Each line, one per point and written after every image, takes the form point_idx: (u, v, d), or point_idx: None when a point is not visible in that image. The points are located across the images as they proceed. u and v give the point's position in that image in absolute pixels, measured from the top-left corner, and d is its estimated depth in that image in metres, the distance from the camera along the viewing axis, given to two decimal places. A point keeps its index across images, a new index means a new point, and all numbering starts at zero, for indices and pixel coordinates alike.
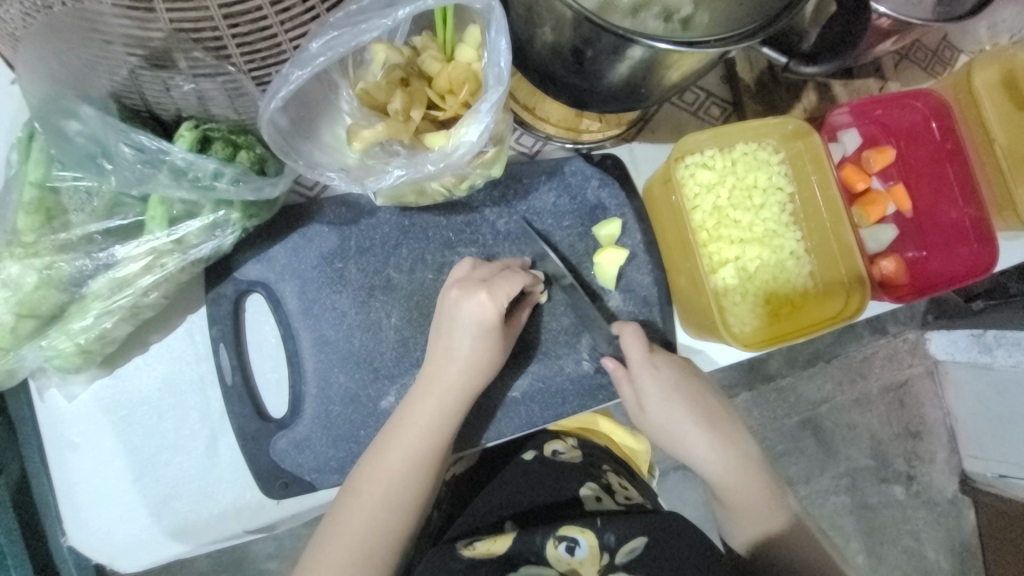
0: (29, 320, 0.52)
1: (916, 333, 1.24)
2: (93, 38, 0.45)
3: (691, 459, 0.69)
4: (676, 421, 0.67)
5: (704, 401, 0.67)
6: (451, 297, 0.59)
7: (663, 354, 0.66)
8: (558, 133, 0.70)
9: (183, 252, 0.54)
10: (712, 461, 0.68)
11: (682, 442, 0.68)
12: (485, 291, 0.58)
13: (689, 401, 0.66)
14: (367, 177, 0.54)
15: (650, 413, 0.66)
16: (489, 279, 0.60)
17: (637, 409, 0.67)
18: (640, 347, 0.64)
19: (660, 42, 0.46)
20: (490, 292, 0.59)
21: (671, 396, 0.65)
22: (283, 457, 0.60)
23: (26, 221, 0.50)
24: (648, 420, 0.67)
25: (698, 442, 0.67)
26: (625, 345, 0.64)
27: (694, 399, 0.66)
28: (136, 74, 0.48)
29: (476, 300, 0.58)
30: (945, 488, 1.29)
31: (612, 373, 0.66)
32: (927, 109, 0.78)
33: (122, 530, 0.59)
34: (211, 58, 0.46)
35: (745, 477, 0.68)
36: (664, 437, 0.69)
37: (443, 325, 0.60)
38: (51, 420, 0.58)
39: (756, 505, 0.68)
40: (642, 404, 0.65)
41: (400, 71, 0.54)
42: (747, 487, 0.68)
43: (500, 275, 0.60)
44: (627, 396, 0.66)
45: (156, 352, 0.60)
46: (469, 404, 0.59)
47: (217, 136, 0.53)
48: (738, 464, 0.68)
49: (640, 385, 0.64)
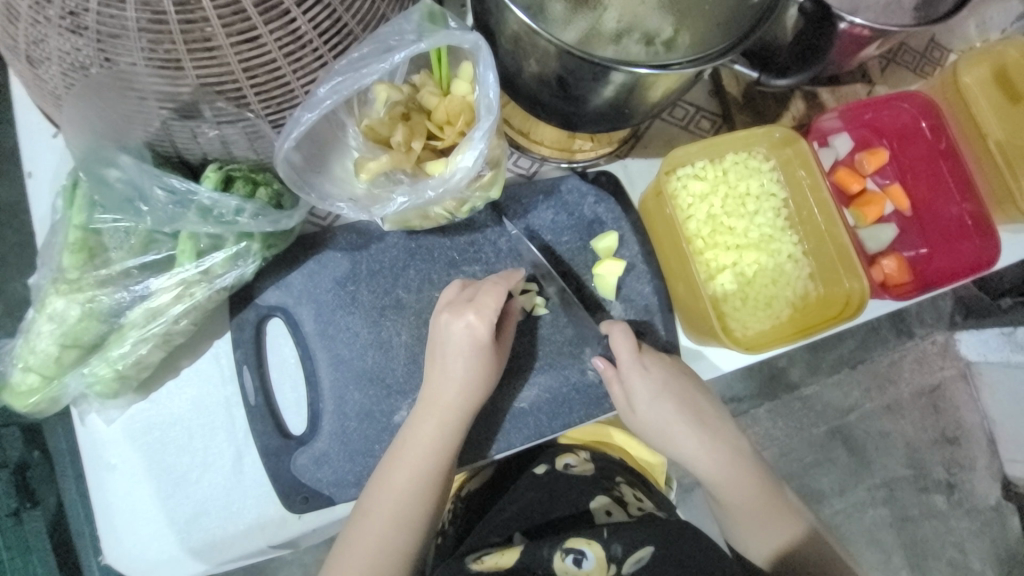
0: (72, 350, 0.57)
1: (945, 335, 1.21)
2: (128, 95, 0.51)
3: (684, 456, 0.69)
4: (673, 425, 0.68)
5: (696, 402, 0.68)
6: (442, 321, 0.62)
7: (652, 354, 0.67)
8: (553, 154, 0.74)
9: (209, 282, 0.59)
10: (706, 462, 0.68)
11: (675, 444, 0.69)
12: (471, 312, 0.61)
13: (679, 399, 0.67)
14: (374, 205, 0.59)
15: (641, 412, 0.67)
16: (475, 299, 0.62)
17: (627, 409, 0.68)
18: (629, 347, 0.65)
19: (638, 67, 0.50)
20: (477, 312, 0.62)
21: (661, 395, 0.66)
22: (303, 472, 0.63)
23: (71, 260, 0.56)
24: (640, 419, 0.68)
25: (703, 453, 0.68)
26: (614, 346, 0.66)
27: (687, 401, 0.67)
28: (167, 124, 0.54)
29: (464, 321, 0.61)
30: (988, 495, 1.23)
31: (602, 373, 0.68)
32: (915, 110, 0.80)
33: (155, 547, 0.62)
34: (232, 107, 0.51)
35: (742, 477, 0.68)
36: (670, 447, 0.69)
37: (440, 347, 0.63)
38: (90, 443, 0.62)
39: (763, 513, 0.67)
40: (634, 403, 0.66)
41: (401, 107, 0.59)
42: (744, 487, 0.68)
43: (484, 290, 0.63)
44: (617, 395, 0.68)
45: (186, 376, 0.64)
46: (466, 414, 0.62)
47: (239, 175, 0.58)
48: (731, 463, 0.68)
49: (629, 383, 0.66)
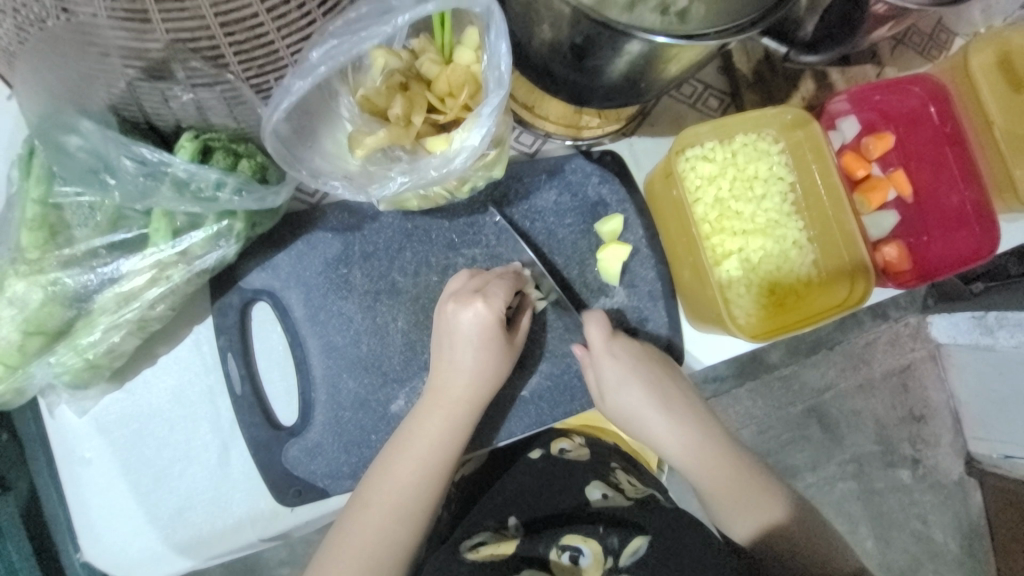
0: (35, 337, 0.51)
1: (917, 318, 1.24)
2: (90, 50, 0.45)
3: (658, 442, 0.68)
4: (644, 408, 0.66)
5: (665, 386, 0.67)
6: (446, 311, 0.60)
7: (626, 340, 0.66)
8: (559, 131, 0.69)
9: (188, 264, 0.54)
10: (681, 449, 0.67)
11: (650, 426, 0.68)
12: (479, 301, 0.59)
13: (651, 385, 0.66)
14: (370, 185, 0.54)
15: (610, 402, 0.66)
16: (482, 288, 0.60)
17: (599, 394, 0.67)
18: (601, 333, 0.65)
19: (655, 35, 0.46)
20: (485, 301, 0.60)
21: (629, 380, 0.65)
22: (296, 464, 0.60)
23: (30, 239, 0.50)
24: (612, 408, 0.67)
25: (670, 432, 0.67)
26: (587, 332, 0.65)
27: (662, 389, 0.66)
28: (134, 85, 0.48)
29: (471, 310, 0.59)
30: (951, 470, 1.29)
31: (578, 360, 0.67)
32: (925, 94, 0.78)
33: (137, 544, 0.58)
34: (209, 68, 0.46)
35: (717, 464, 0.67)
36: (638, 428, 0.68)
37: (443, 338, 0.60)
38: (62, 437, 0.58)
39: (738, 491, 0.66)
40: (604, 392, 0.66)
41: (400, 76, 0.54)
42: (718, 473, 0.66)
43: (493, 279, 0.61)
44: (590, 381, 0.67)
45: (165, 364, 0.59)
46: (465, 404, 0.59)
47: (218, 146, 0.52)
48: (705, 448, 0.67)
49: (602, 369, 0.65)
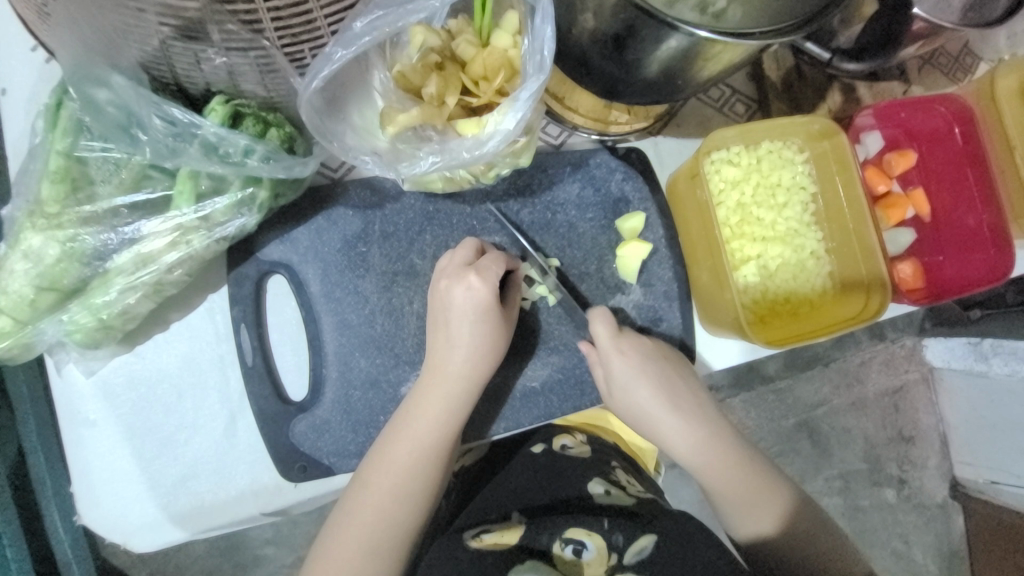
0: (49, 293, 0.51)
1: (913, 340, 1.25)
2: (125, 5, 0.42)
3: (667, 442, 0.67)
4: (654, 411, 0.66)
5: (674, 383, 0.65)
6: (439, 288, 0.59)
7: (631, 337, 0.65)
8: (586, 123, 0.69)
9: (208, 230, 0.53)
10: (692, 448, 0.66)
11: (660, 427, 0.66)
12: (473, 275, 0.59)
13: (662, 384, 0.65)
14: (399, 161, 0.54)
15: (618, 398, 0.65)
16: (475, 262, 0.60)
17: (608, 393, 0.66)
18: (607, 329, 0.64)
19: (699, 29, 0.46)
20: (479, 275, 0.59)
21: (638, 378, 0.64)
22: (302, 440, 0.59)
23: (51, 192, 0.49)
24: (618, 404, 0.66)
25: (680, 433, 0.66)
26: (593, 329, 0.64)
27: (674, 384, 0.65)
28: (167, 44, 0.46)
29: (465, 285, 0.59)
30: (936, 493, 1.30)
31: (585, 357, 0.66)
32: (950, 114, 0.78)
33: (136, 510, 0.58)
34: (245, 32, 0.44)
35: (726, 461, 0.65)
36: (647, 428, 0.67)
37: (438, 317, 0.59)
38: (67, 397, 0.57)
39: (747, 493, 0.65)
40: (611, 388, 0.65)
41: (436, 56, 0.53)
42: (729, 468, 0.65)
43: (488, 254, 0.61)
44: (598, 380, 0.66)
45: (176, 330, 0.59)
46: (467, 388, 0.58)
47: (248, 112, 0.52)
48: (713, 447, 0.66)
49: (608, 366, 0.64)
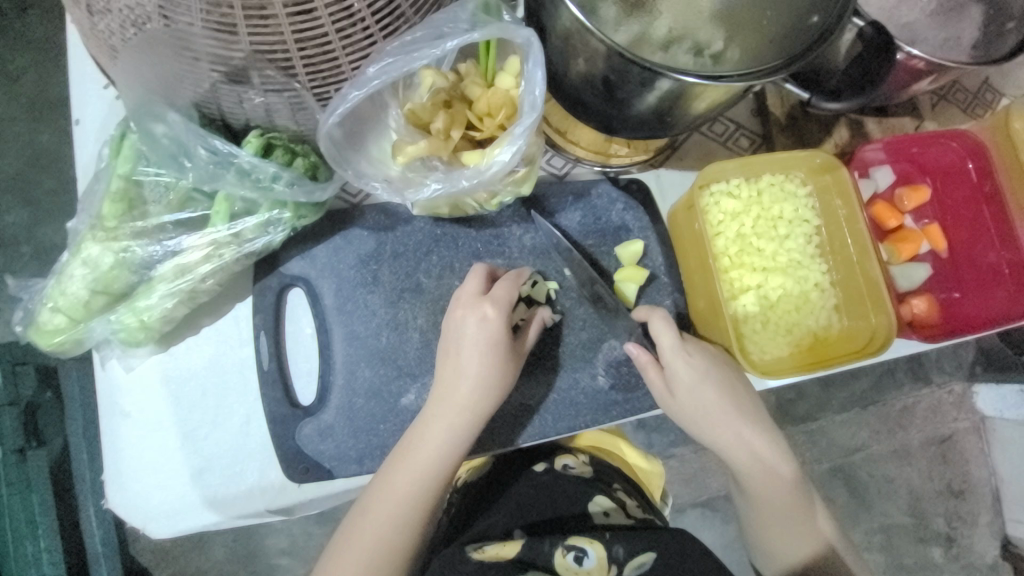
0: (102, 296, 0.58)
1: (961, 385, 1.18)
2: (184, 54, 0.51)
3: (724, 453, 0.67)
4: (720, 421, 0.65)
5: (739, 393, 0.66)
6: (456, 316, 0.62)
7: (695, 342, 0.66)
8: (588, 156, 0.73)
9: (239, 245, 0.60)
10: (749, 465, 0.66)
11: (719, 435, 0.66)
12: (488, 305, 0.62)
13: (727, 395, 0.65)
14: (407, 188, 0.59)
15: (680, 400, 0.65)
16: (490, 293, 0.63)
17: (667, 396, 0.66)
18: (671, 333, 0.64)
19: (687, 75, 0.50)
20: (493, 305, 0.62)
21: (704, 381, 0.64)
22: (307, 443, 0.64)
23: (110, 209, 0.57)
24: (678, 409, 0.66)
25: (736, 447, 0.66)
26: (653, 329, 0.65)
27: (730, 394, 0.65)
28: (216, 87, 0.54)
29: (483, 315, 0.62)
30: (987, 553, 1.19)
31: (637, 359, 0.66)
32: (964, 150, 0.78)
33: (157, 498, 0.63)
34: (281, 76, 0.52)
35: (783, 487, 0.66)
36: (698, 430, 0.67)
37: (452, 333, 0.62)
38: (107, 388, 0.64)
39: (790, 520, 0.66)
40: (675, 389, 0.65)
41: (444, 95, 0.59)
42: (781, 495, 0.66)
43: (500, 284, 0.64)
44: (656, 383, 0.66)
45: (206, 335, 0.65)
46: (486, 401, 0.61)
47: (279, 144, 0.59)
48: (772, 473, 0.66)
49: (672, 371, 0.64)
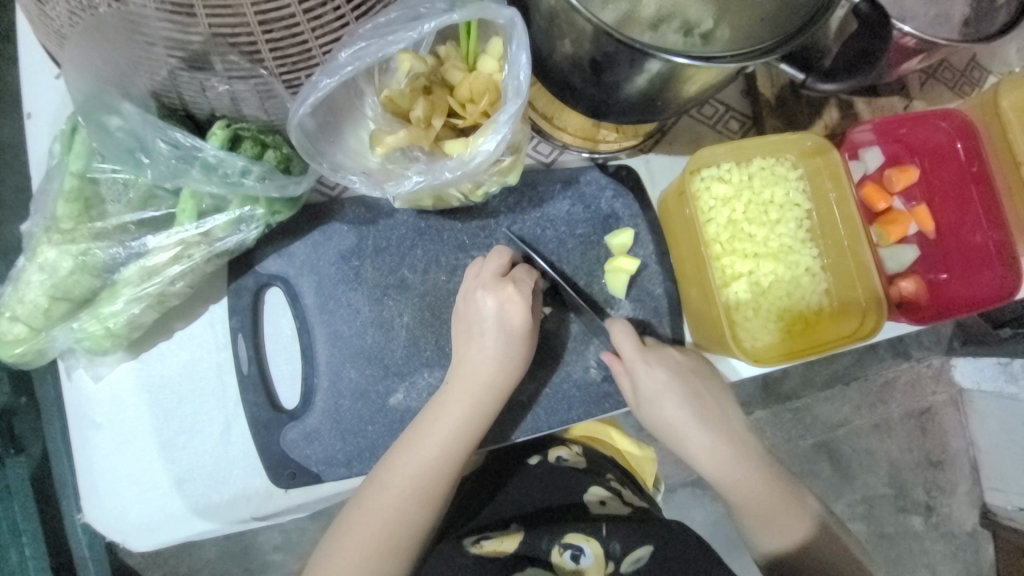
0: (62, 303, 0.55)
1: (940, 359, 1.20)
2: (137, 40, 0.47)
3: (692, 459, 0.67)
4: (686, 423, 0.66)
5: (703, 395, 0.66)
6: (478, 298, 0.61)
7: (658, 350, 0.66)
8: (575, 143, 0.71)
9: (209, 244, 0.56)
10: (717, 464, 0.66)
11: (683, 439, 0.66)
12: (511, 286, 0.61)
13: (692, 403, 0.65)
14: (387, 181, 0.56)
15: (646, 411, 0.66)
16: (512, 274, 0.62)
17: (637, 404, 0.67)
18: (632, 342, 0.65)
19: (677, 56, 0.47)
20: (516, 287, 0.61)
21: (668, 390, 0.64)
22: (292, 447, 0.62)
23: (66, 210, 0.53)
24: (646, 419, 0.67)
25: (702, 448, 0.66)
26: (616, 340, 0.65)
27: (694, 395, 0.66)
28: (175, 74, 0.50)
29: (505, 297, 0.60)
30: (964, 520, 1.23)
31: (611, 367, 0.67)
32: (952, 129, 0.76)
33: (136, 511, 0.61)
34: (245, 62, 0.48)
35: (756, 479, 0.66)
36: (666, 436, 0.67)
37: (465, 324, 0.62)
38: (76, 399, 0.61)
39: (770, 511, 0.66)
40: (639, 400, 0.66)
41: (424, 80, 0.55)
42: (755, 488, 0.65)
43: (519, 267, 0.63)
44: (626, 391, 0.67)
45: (179, 339, 0.62)
46: (495, 396, 0.60)
47: (247, 136, 0.55)
48: (743, 467, 0.66)
49: (635, 377, 0.64)
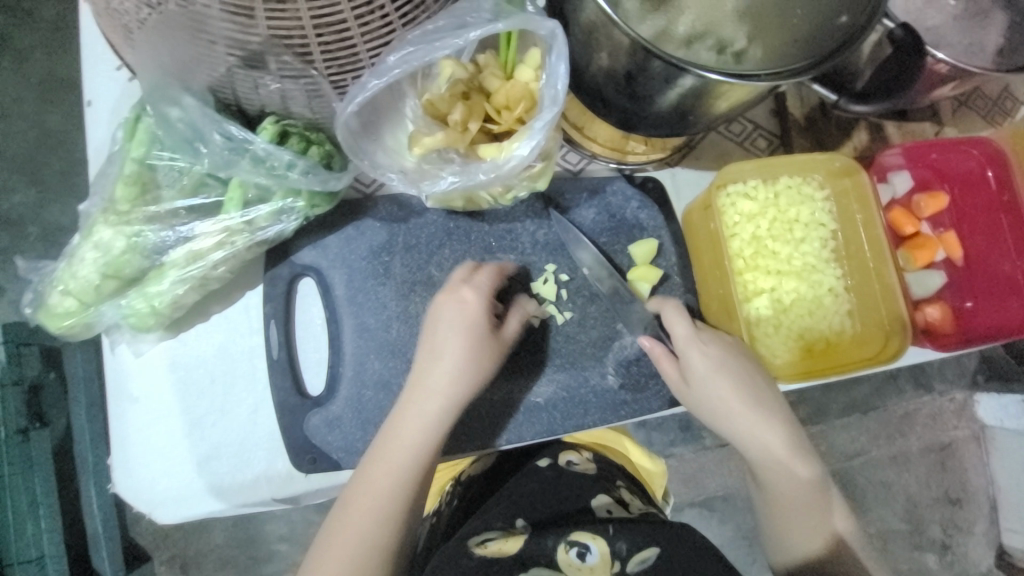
0: (112, 280, 0.58)
1: (964, 394, 1.17)
2: (201, 38, 0.49)
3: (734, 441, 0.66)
4: (733, 408, 0.64)
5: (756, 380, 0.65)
6: (437, 302, 0.63)
7: (711, 332, 0.66)
8: (604, 152, 0.72)
9: (251, 233, 0.60)
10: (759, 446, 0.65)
11: (725, 419, 0.65)
12: (467, 289, 0.63)
13: (739, 385, 0.64)
14: (422, 180, 0.59)
15: (694, 389, 0.65)
16: (471, 278, 0.64)
17: (681, 385, 0.66)
18: (684, 320, 0.65)
19: (710, 73, 0.48)
20: (472, 288, 0.63)
21: (721, 367, 0.64)
22: (314, 433, 0.64)
23: (124, 193, 0.57)
24: (693, 399, 0.66)
25: (746, 425, 0.65)
26: (666, 319, 0.66)
27: (745, 376, 0.65)
28: (232, 72, 0.53)
29: (461, 299, 0.62)
30: (980, 561, 1.19)
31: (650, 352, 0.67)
32: (983, 158, 0.77)
33: (163, 484, 0.63)
34: (298, 63, 0.50)
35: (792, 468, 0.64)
36: (709, 416, 0.66)
37: (431, 332, 0.62)
38: (115, 373, 0.64)
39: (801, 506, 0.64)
40: (688, 377, 0.65)
41: (463, 86, 0.58)
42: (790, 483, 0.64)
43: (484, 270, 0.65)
44: (670, 372, 0.66)
45: (215, 322, 0.65)
46: (452, 400, 0.60)
47: (294, 132, 0.58)
48: (783, 454, 0.65)
49: (686, 357, 0.64)
